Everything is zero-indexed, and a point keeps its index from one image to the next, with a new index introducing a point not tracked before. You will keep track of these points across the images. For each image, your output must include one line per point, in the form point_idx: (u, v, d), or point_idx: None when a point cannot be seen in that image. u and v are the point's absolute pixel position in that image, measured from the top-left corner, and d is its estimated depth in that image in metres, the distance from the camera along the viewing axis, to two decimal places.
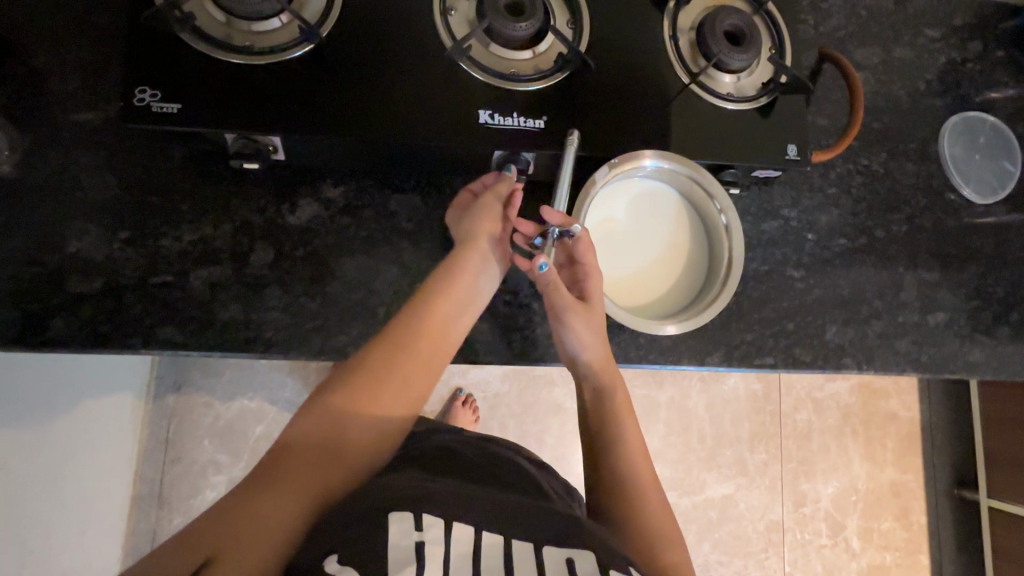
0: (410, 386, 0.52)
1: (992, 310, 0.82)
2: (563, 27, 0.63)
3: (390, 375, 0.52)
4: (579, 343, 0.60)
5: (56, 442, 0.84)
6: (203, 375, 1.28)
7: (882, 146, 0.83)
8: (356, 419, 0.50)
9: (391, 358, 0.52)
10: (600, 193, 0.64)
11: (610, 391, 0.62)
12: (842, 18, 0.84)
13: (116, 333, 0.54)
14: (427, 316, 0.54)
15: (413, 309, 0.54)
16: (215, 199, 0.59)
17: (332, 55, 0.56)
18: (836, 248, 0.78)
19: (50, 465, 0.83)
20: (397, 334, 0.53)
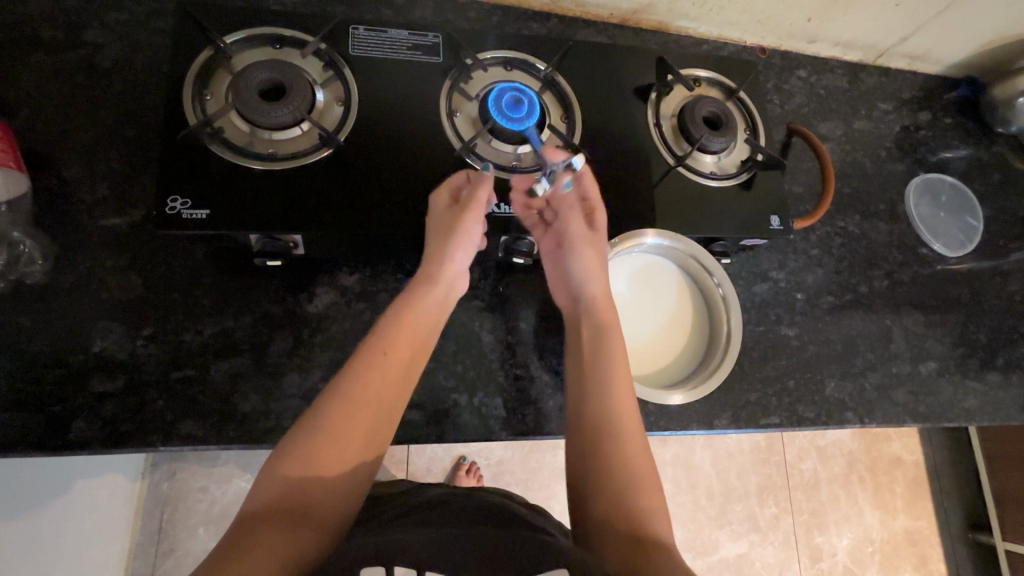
0: (372, 424, 0.50)
1: (979, 358, 0.86)
2: (558, 122, 0.69)
3: (350, 417, 0.49)
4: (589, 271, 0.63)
5: (52, 506, 0.82)
6: (198, 459, 1.25)
7: (855, 208, 0.90)
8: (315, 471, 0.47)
9: (354, 401, 0.50)
10: None
11: (602, 380, 0.58)
12: (804, 97, 0.93)
13: (137, 430, 0.54)
14: (392, 344, 0.54)
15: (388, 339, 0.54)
16: (237, 291, 0.61)
17: (349, 157, 0.60)
18: (824, 305, 0.82)
19: (45, 528, 0.80)
20: (361, 368, 0.52)
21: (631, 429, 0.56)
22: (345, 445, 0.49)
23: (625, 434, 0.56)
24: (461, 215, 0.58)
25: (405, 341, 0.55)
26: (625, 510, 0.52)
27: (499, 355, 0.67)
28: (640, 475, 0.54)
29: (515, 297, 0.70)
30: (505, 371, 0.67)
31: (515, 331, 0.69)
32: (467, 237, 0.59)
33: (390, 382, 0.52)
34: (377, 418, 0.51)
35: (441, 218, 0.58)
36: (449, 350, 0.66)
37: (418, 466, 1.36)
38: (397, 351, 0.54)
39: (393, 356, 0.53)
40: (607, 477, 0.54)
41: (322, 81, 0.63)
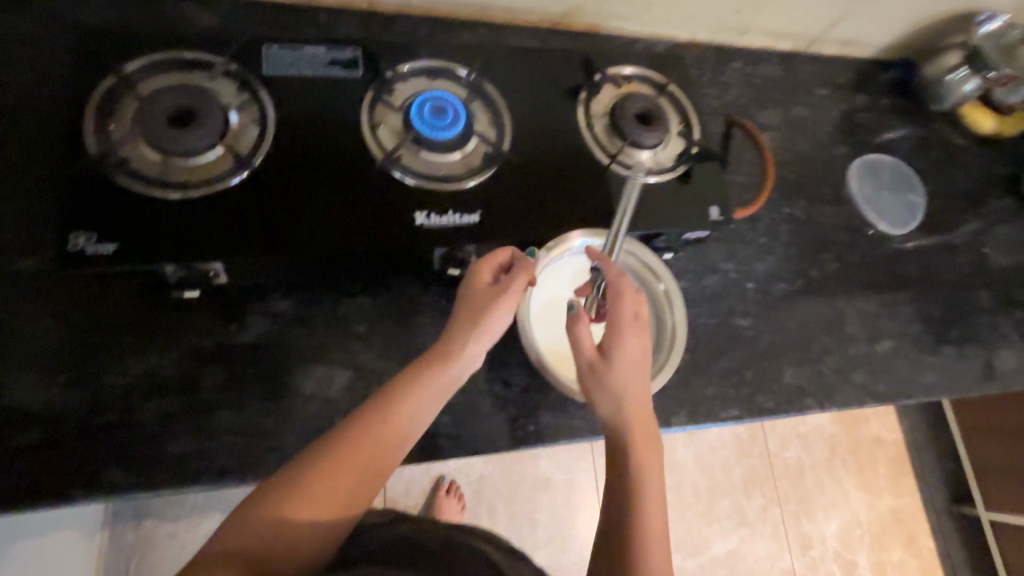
0: (350, 493, 0.47)
1: (934, 333, 0.87)
2: (486, 128, 0.68)
3: (337, 481, 0.47)
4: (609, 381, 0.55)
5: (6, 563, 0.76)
6: (163, 504, 1.19)
7: (800, 194, 0.90)
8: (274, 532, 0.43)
9: (343, 465, 0.47)
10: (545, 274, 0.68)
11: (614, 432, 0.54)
12: (741, 88, 0.93)
13: (55, 484, 0.51)
14: (391, 421, 0.50)
15: (391, 409, 0.50)
16: (161, 327, 0.58)
17: (267, 178, 0.58)
18: (776, 292, 0.82)
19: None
20: (359, 438, 0.49)
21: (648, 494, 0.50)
22: (323, 511, 0.45)
23: (644, 507, 0.49)
24: (496, 290, 0.57)
25: (412, 418, 0.51)
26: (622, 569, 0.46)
27: None
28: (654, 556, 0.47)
29: None
30: (452, 387, 0.65)
31: None
32: (502, 315, 0.56)
33: (378, 460, 0.49)
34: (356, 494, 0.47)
35: (475, 294, 0.57)
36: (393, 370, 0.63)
37: (396, 491, 1.32)
38: (405, 429, 0.51)
39: (390, 433, 0.50)
40: (613, 537, 0.48)
41: (236, 103, 0.61)
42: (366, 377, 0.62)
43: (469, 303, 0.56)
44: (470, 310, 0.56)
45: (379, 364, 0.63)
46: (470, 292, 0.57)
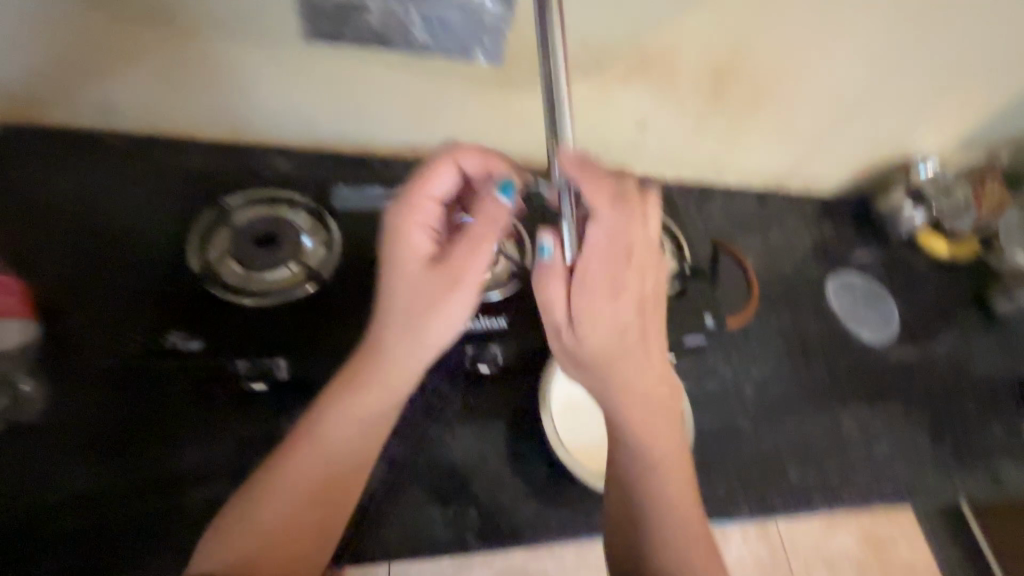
0: (297, 521, 0.53)
1: (926, 434, 0.92)
2: (510, 246, 0.78)
3: (287, 513, 0.52)
4: (591, 327, 0.55)
5: None
6: None
7: (785, 307, 1.01)
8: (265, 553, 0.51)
9: (283, 503, 0.52)
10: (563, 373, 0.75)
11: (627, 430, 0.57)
12: (721, 219, 1.09)
13: (112, 564, 0.57)
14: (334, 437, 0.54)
15: (320, 447, 0.54)
16: (219, 419, 0.66)
17: (330, 290, 0.69)
18: (773, 395, 0.89)
19: None
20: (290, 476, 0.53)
21: (660, 485, 0.55)
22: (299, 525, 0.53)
23: (662, 476, 0.56)
24: (432, 271, 0.54)
25: (346, 446, 0.54)
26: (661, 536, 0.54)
27: (471, 464, 0.71)
28: (677, 539, 0.54)
29: (485, 405, 0.75)
30: (478, 482, 0.70)
31: (486, 438, 0.73)
32: (442, 309, 0.54)
33: (335, 469, 0.54)
34: (323, 516, 0.55)
35: (409, 277, 0.55)
36: (424, 463, 0.69)
37: None
38: (339, 456, 0.54)
39: (339, 445, 0.54)
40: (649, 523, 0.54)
41: (310, 228, 0.74)
42: (399, 469, 0.68)
43: (408, 284, 0.55)
44: (412, 289, 0.54)
45: (411, 456, 0.69)
46: (404, 273, 0.55)
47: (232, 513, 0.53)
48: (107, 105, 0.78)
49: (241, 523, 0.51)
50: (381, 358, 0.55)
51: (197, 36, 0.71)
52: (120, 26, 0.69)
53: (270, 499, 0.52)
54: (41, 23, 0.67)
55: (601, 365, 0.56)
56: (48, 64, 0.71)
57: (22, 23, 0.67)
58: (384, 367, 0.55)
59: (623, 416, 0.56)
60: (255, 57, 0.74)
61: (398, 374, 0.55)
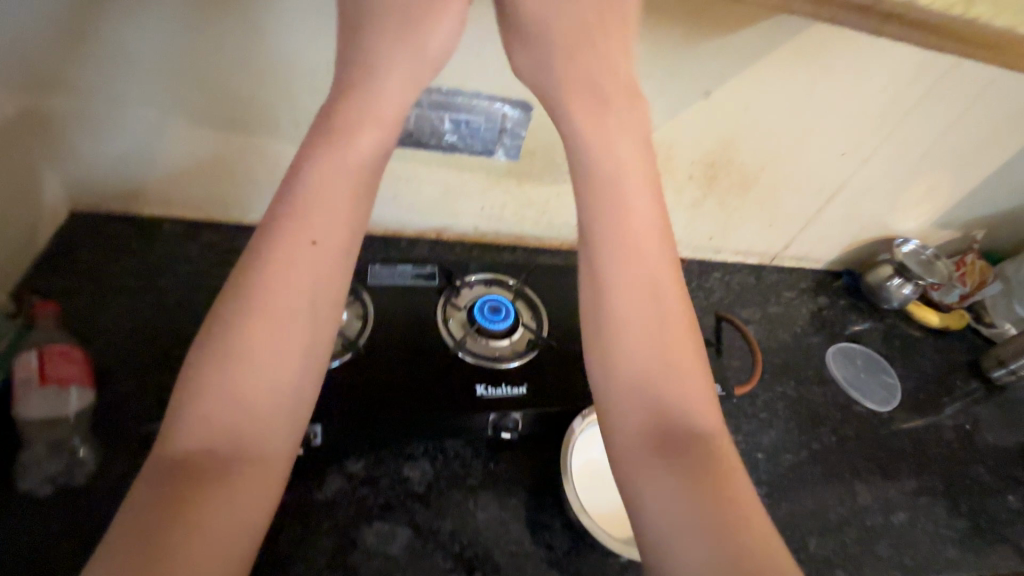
0: (292, 313, 0.47)
1: (941, 504, 0.93)
2: (529, 321, 0.86)
3: (279, 306, 0.46)
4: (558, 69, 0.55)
5: None
6: None
7: (788, 375, 1.06)
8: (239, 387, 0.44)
9: (270, 297, 0.46)
10: (581, 439, 0.77)
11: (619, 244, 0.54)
12: (721, 291, 1.16)
13: None
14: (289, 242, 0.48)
15: (304, 211, 0.49)
16: None
17: (363, 362, 0.75)
18: (785, 462, 0.91)
19: None
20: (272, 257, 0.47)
21: (656, 326, 0.52)
22: (270, 353, 0.45)
23: (649, 264, 0.53)
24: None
25: (329, 229, 0.49)
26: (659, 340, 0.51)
27: (494, 533, 0.72)
28: (680, 383, 0.50)
29: (506, 473, 0.77)
30: (501, 548, 0.70)
31: (508, 506, 0.74)
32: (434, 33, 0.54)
33: (302, 276, 0.48)
34: (317, 312, 0.48)
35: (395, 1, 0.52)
36: (448, 530, 0.71)
37: None
38: (296, 269, 0.47)
39: (300, 248, 0.48)
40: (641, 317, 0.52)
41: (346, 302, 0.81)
42: (424, 536, 0.69)
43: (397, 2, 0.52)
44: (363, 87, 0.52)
45: (435, 523, 0.71)
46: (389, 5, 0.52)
47: (198, 355, 0.44)
48: (155, 175, 0.85)
49: (221, 369, 0.44)
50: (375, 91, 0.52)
51: (241, 134, 0.82)
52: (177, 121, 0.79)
53: (245, 335, 0.45)
54: (116, 119, 0.77)
55: (591, 138, 0.55)
56: (109, 152, 0.80)
57: (100, 119, 0.77)
58: (374, 98, 0.52)
59: (616, 222, 0.54)
60: (293, 153, 0.85)
61: (374, 153, 0.52)
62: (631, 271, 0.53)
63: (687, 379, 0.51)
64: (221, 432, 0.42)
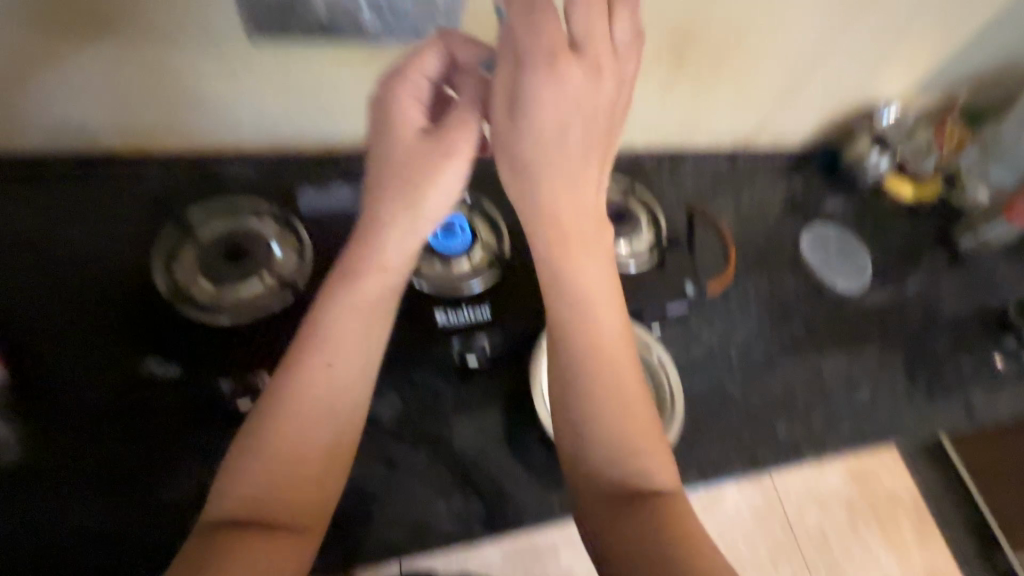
0: (319, 413, 0.49)
1: (902, 376, 0.96)
2: (488, 237, 0.79)
3: (313, 403, 0.49)
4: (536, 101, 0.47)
5: None
6: None
7: (762, 267, 1.03)
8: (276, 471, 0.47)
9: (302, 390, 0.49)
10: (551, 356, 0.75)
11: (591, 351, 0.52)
12: (694, 183, 1.09)
13: None
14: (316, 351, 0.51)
15: (333, 326, 0.52)
16: (214, 439, 0.64)
17: (308, 300, 0.68)
18: (756, 354, 0.92)
19: None
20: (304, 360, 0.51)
21: (619, 400, 0.51)
22: (303, 447, 0.48)
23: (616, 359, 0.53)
24: (434, 146, 0.55)
25: (350, 335, 0.52)
26: (618, 417, 0.51)
27: (471, 457, 0.71)
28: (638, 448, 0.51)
29: (479, 398, 0.75)
30: (479, 471, 0.70)
31: (483, 430, 0.73)
32: (443, 171, 0.54)
33: (327, 383, 0.50)
34: (339, 413, 0.50)
35: (408, 153, 0.55)
36: (423, 458, 0.69)
37: None
38: (327, 378, 0.51)
39: (324, 358, 0.51)
40: (600, 393, 0.51)
41: (278, 237, 0.71)
42: (400, 469, 0.68)
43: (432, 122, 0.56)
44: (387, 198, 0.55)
45: (409, 454, 0.70)
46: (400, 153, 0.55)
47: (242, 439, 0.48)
48: (84, 128, 0.74)
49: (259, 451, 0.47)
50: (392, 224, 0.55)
51: (156, 52, 0.67)
52: (89, 69, 0.67)
53: (281, 422, 0.48)
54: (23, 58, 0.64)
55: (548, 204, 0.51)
56: (38, 106, 0.70)
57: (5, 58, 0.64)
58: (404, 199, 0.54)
59: (586, 306, 0.53)
60: (206, 63, 0.69)
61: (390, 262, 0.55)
62: (606, 357, 0.53)
63: (653, 457, 0.51)
64: (249, 516, 0.45)
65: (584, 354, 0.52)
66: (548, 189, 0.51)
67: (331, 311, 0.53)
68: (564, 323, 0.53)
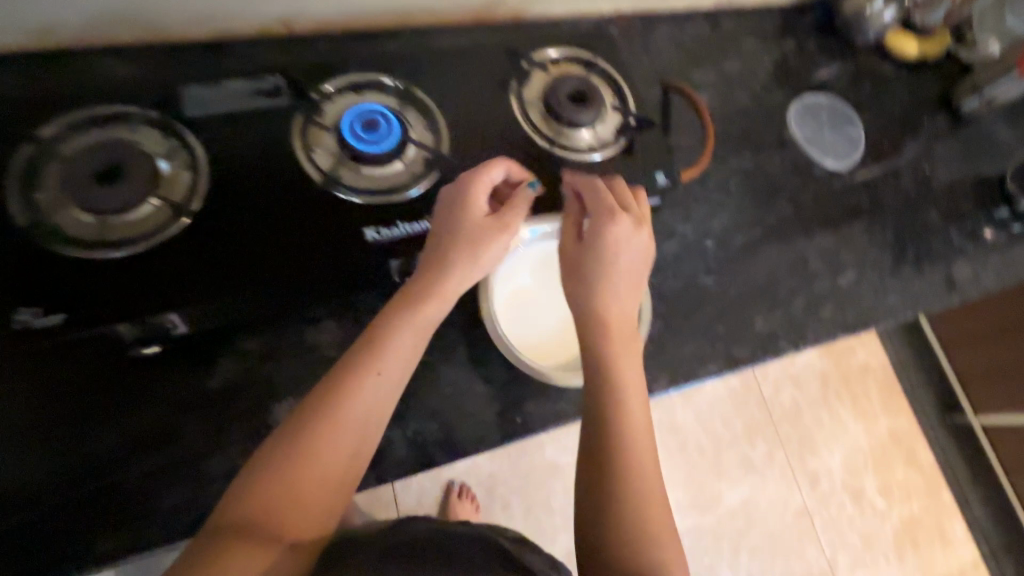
0: (360, 441, 0.50)
1: (889, 257, 0.90)
2: (422, 133, 0.67)
3: (354, 414, 0.49)
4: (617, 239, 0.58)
5: None
6: None
7: (745, 146, 0.92)
8: (301, 473, 0.47)
9: (348, 409, 0.49)
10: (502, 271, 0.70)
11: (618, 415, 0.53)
12: (670, 52, 0.94)
13: (52, 559, 0.52)
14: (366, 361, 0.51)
15: (386, 342, 0.52)
16: (130, 386, 0.58)
17: (210, 222, 0.58)
18: (736, 244, 0.84)
19: None
20: (361, 371, 0.50)
21: (643, 491, 0.51)
22: (336, 456, 0.48)
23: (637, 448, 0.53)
24: (496, 224, 0.58)
25: (399, 362, 0.52)
26: (638, 507, 0.50)
27: (425, 380, 0.66)
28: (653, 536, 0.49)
29: None
30: (435, 393, 0.66)
31: (436, 351, 0.67)
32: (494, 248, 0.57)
33: (372, 401, 0.50)
34: (370, 436, 0.50)
35: (478, 227, 0.57)
36: None
37: (409, 504, 1.33)
38: (373, 392, 0.50)
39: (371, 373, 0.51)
40: (624, 476, 0.51)
41: (165, 152, 0.59)
42: None
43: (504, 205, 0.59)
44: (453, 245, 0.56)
45: None
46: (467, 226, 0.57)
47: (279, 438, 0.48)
48: None
49: (294, 452, 0.47)
50: (450, 270, 0.56)
51: None
52: None
53: (323, 429, 0.48)
54: None
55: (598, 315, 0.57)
56: None
57: None
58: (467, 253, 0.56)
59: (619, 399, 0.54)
60: None
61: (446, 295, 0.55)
62: (635, 446, 0.52)
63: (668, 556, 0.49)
64: (263, 514, 0.44)
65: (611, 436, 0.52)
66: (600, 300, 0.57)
67: (389, 338, 0.52)
68: (593, 380, 0.55)
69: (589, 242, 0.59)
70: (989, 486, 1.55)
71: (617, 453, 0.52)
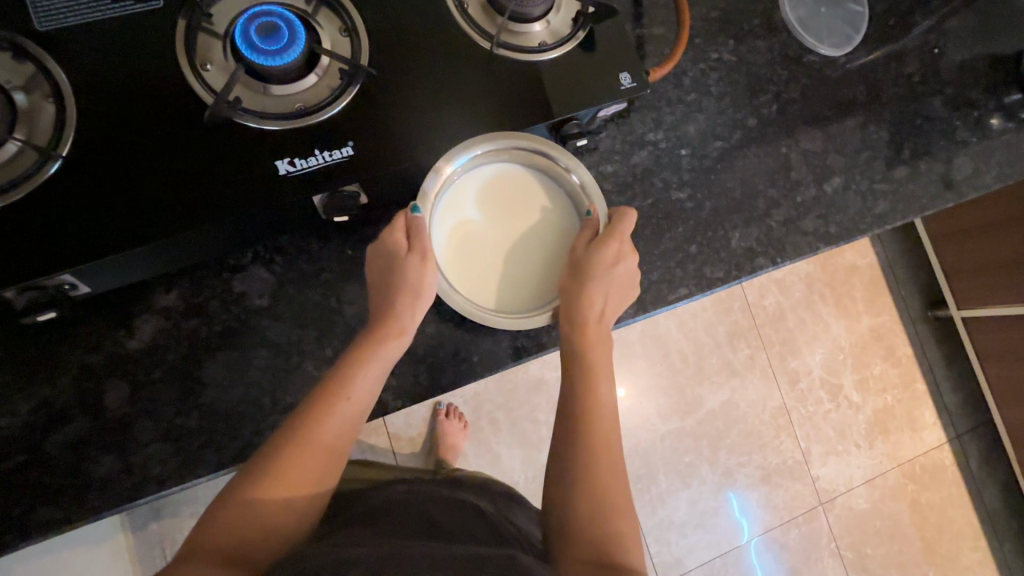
0: (336, 447, 0.52)
1: (882, 156, 0.81)
2: (336, 38, 0.56)
3: (326, 439, 0.51)
4: (623, 259, 0.61)
5: None
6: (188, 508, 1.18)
7: (727, 33, 0.80)
8: (276, 490, 0.49)
9: (319, 438, 0.51)
10: (441, 203, 0.61)
11: (589, 391, 0.58)
12: None
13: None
14: (335, 388, 0.53)
15: (353, 370, 0.53)
16: (46, 354, 0.55)
17: (86, 164, 0.50)
18: (712, 152, 0.76)
19: None
20: (331, 397, 0.52)
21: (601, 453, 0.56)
22: (310, 480, 0.51)
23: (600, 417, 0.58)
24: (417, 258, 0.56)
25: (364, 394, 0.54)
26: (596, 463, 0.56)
27: None
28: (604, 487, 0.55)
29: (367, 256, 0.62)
30: None
31: None
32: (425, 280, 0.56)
33: (341, 432, 0.52)
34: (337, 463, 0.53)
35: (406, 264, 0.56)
36: (312, 339, 0.59)
37: (397, 425, 1.36)
38: (344, 420, 0.52)
39: (342, 402, 0.52)
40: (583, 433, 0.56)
41: (22, 82, 0.50)
42: (284, 351, 0.58)
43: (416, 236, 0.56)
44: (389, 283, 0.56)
45: (297, 335, 0.59)
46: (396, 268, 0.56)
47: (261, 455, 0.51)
48: None
49: (272, 469, 0.49)
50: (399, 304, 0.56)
51: None
52: None
53: (299, 447, 0.50)
54: None
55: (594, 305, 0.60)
56: None
57: None
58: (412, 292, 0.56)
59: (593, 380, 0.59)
60: None
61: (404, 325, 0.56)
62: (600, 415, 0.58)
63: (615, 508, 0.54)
64: (242, 522, 0.48)
65: (580, 405, 0.58)
66: (594, 295, 0.60)
67: (357, 365, 0.54)
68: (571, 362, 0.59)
69: (589, 254, 0.61)
70: (963, 377, 1.58)
71: (583, 421, 0.57)
